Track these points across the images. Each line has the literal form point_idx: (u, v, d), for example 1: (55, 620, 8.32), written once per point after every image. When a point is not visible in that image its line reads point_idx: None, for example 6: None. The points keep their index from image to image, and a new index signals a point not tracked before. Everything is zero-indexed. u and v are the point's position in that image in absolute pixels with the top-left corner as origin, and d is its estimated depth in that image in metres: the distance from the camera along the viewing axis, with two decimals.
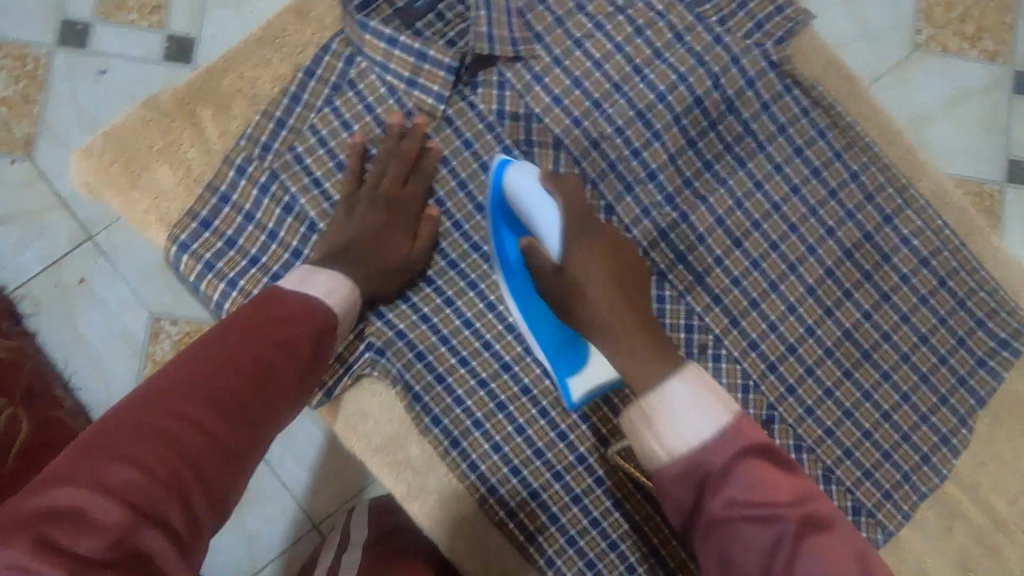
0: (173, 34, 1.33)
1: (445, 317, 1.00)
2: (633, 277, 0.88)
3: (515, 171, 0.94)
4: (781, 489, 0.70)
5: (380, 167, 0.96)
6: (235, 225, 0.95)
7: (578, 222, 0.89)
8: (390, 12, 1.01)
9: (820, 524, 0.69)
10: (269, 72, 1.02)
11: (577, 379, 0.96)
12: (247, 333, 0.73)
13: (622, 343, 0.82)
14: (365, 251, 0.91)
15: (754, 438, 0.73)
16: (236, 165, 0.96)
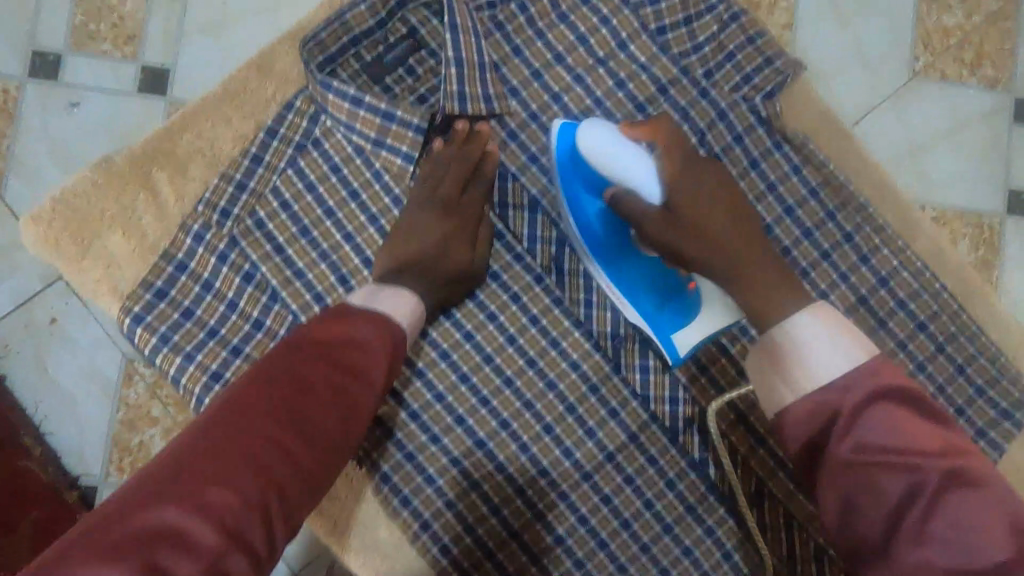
0: (150, 65, 0.96)
1: (416, 428, 0.71)
2: (730, 202, 0.63)
3: (587, 131, 0.65)
4: (852, 368, 0.51)
5: (444, 168, 0.70)
6: (193, 293, 0.69)
7: (668, 160, 0.64)
8: (354, 66, 0.72)
9: (910, 425, 0.48)
10: (218, 107, 0.72)
11: (687, 331, 0.68)
12: (301, 344, 0.56)
13: (722, 270, 0.60)
14: (426, 268, 0.67)
15: (851, 341, 0.53)
16: (194, 230, 0.69)
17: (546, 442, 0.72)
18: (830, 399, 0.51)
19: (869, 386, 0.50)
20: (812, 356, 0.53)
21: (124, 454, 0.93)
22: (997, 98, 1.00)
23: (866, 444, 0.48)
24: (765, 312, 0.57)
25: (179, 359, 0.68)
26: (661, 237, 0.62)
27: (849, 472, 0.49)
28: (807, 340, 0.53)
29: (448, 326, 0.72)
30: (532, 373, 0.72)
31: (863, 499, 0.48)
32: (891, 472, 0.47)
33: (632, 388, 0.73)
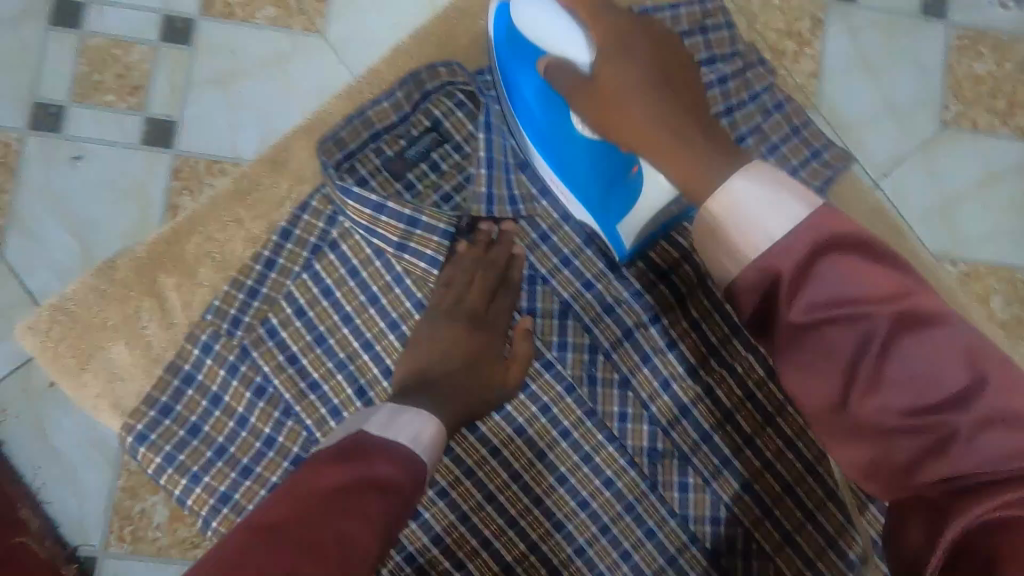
0: (157, 119, 0.82)
1: (439, 554, 0.66)
2: (670, 68, 0.53)
3: (524, 7, 0.59)
4: (799, 225, 0.39)
5: (468, 277, 0.66)
6: (201, 408, 0.64)
7: (604, 36, 0.55)
8: (374, 161, 0.67)
9: (858, 271, 0.37)
10: (230, 207, 0.68)
11: (631, 221, 0.65)
12: (310, 489, 0.50)
13: (654, 148, 0.50)
14: (448, 391, 0.62)
15: (794, 195, 0.40)
16: (203, 341, 0.65)
17: (578, 565, 0.67)
18: (771, 261, 0.39)
19: (810, 243, 0.38)
20: (765, 222, 0.40)
21: (125, 523, 0.80)
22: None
23: (817, 304, 0.38)
24: (695, 190, 0.46)
25: (185, 480, 0.63)
26: (594, 106, 0.55)
27: (804, 332, 0.39)
28: (754, 212, 0.40)
29: (474, 442, 0.67)
30: (562, 491, 0.67)
31: (817, 360, 0.39)
32: (845, 329, 0.37)
33: (670, 507, 0.68)
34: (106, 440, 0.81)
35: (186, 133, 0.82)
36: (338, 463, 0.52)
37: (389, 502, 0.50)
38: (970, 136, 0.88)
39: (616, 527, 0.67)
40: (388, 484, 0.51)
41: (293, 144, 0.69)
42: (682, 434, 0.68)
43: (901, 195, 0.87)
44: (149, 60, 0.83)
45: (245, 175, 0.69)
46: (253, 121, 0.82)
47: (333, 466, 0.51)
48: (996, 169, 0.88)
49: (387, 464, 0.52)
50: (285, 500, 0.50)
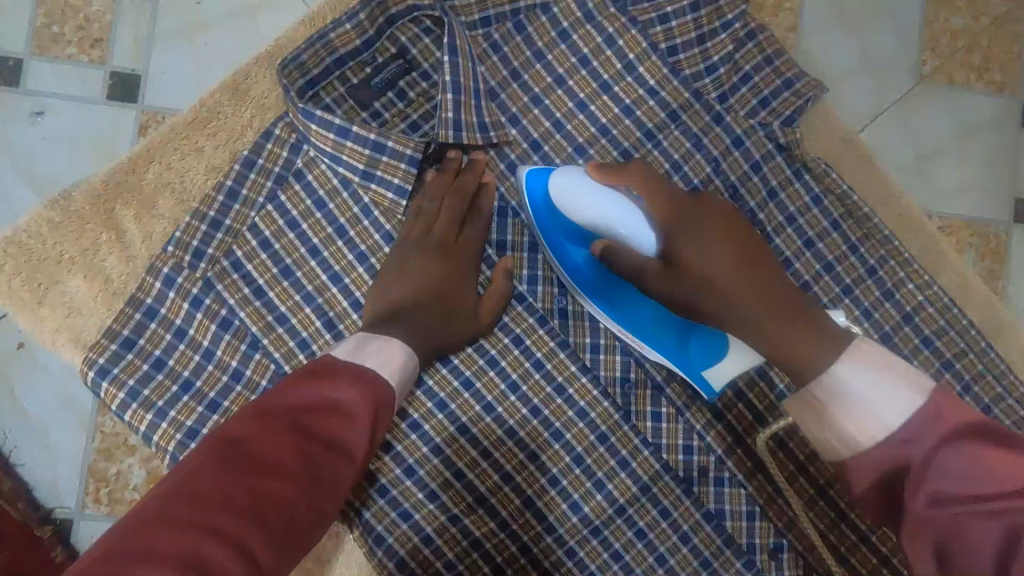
0: (121, 72, 0.79)
1: (412, 486, 0.65)
2: (743, 247, 0.57)
3: (563, 183, 0.61)
4: (920, 412, 0.45)
5: (435, 205, 0.65)
6: (165, 341, 0.63)
7: (656, 202, 0.58)
8: (339, 89, 0.65)
9: (993, 459, 0.43)
10: (190, 136, 0.66)
11: (718, 367, 0.62)
12: (279, 410, 0.50)
13: (757, 328, 0.54)
14: (420, 324, 0.61)
15: (903, 381, 0.47)
16: (164, 273, 0.63)
17: (553, 495, 0.67)
18: (898, 448, 0.46)
19: (942, 433, 0.45)
20: (880, 416, 0.46)
21: (101, 485, 0.78)
22: (1004, 103, 0.88)
23: (942, 495, 0.43)
24: (802, 376, 0.51)
25: (150, 415, 0.62)
26: (672, 293, 0.57)
27: (937, 525, 0.44)
28: (862, 393, 0.47)
29: (445, 374, 0.66)
30: (536, 423, 0.67)
31: (961, 548, 0.43)
32: (987, 522, 0.42)
33: (644, 437, 0.68)
34: (78, 403, 0.78)
35: (151, 89, 0.79)
36: (299, 385, 0.52)
37: (354, 430, 0.51)
38: (945, 91, 0.88)
39: (591, 458, 0.67)
40: (354, 413, 0.51)
41: (254, 71, 0.68)
42: (655, 364, 0.69)
43: (880, 133, 0.87)
44: (110, 13, 0.79)
45: (204, 104, 0.67)
46: (217, 64, 0.79)
47: (294, 387, 0.52)
48: (967, 120, 0.88)
49: (347, 388, 0.52)
50: (249, 413, 0.51)
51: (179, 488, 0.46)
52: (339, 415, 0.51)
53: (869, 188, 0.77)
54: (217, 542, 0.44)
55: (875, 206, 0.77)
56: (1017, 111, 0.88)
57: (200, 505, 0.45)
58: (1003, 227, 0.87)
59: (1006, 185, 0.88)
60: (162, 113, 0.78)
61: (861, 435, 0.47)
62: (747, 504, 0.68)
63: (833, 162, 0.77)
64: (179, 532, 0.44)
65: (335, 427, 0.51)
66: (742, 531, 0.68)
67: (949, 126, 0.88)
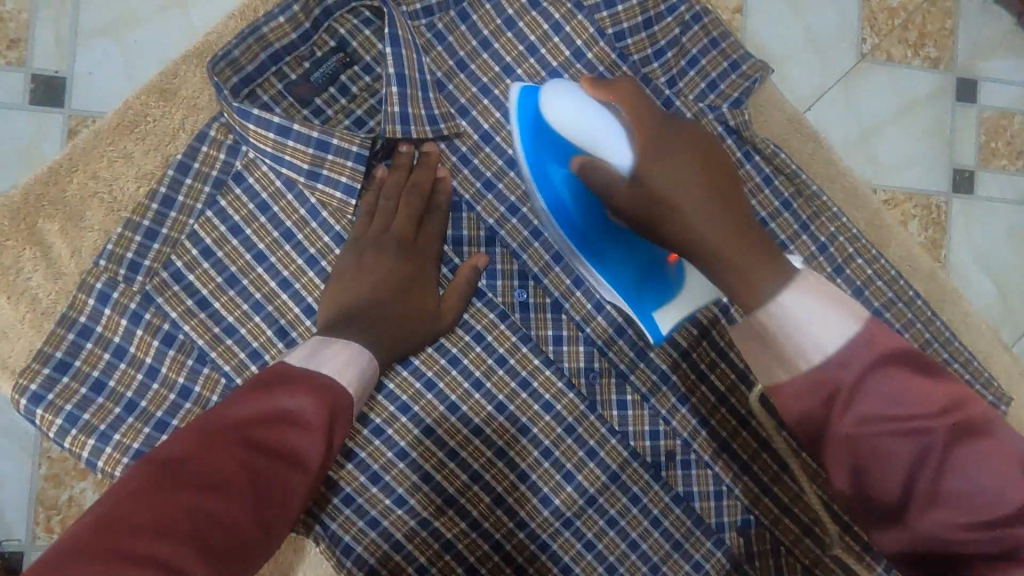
0: (43, 75, 0.73)
1: (379, 492, 0.64)
2: (713, 171, 0.52)
3: (556, 90, 0.60)
4: (854, 337, 0.41)
5: (392, 203, 0.64)
6: (104, 361, 0.59)
7: (637, 118, 0.56)
8: (277, 86, 0.62)
9: (916, 386, 0.41)
10: (115, 141, 0.62)
11: (668, 309, 0.61)
12: (226, 424, 0.48)
13: (696, 237, 0.49)
14: (378, 323, 0.59)
15: (843, 310, 0.42)
16: (98, 289, 0.59)
17: (523, 491, 0.66)
18: (824, 371, 0.41)
19: (874, 351, 0.41)
20: (815, 334, 0.42)
21: (52, 517, 0.74)
22: (939, 77, 0.91)
23: (871, 416, 0.40)
24: (745, 296, 0.45)
25: (93, 440, 0.58)
26: (641, 212, 0.52)
27: (857, 445, 0.41)
28: (806, 326, 0.42)
29: (407, 376, 0.65)
30: (502, 419, 0.66)
31: (879, 467, 0.41)
32: (897, 437, 0.40)
33: (610, 425, 0.68)
34: (22, 432, 0.74)
35: (77, 91, 0.73)
36: (247, 396, 0.50)
37: (308, 440, 0.49)
38: (885, 67, 0.90)
39: (559, 449, 0.67)
40: (305, 419, 0.49)
41: (182, 69, 0.64)
42: (618, 353, 0.68)
43: (827, 112, 0.89)
44: (26, 10, 0.73)
45: (131, 107, 0.63)
46: (147, 62, 0.74)
47: (243, 399, 0.49)
48: (907, 96, 0.90)
49: (301, 397, 0.50)
50: (193, 429, 0.48)
51: (113, 511, 0.43)
52: (289, 424, 0.49)
53: (817, 161, 0.79)
54: (149, 568, 0.41)
55: (821, 183, 0.79)
56: (953, 86, 0.91)
57: (135, 530, 0.42)
58: (945, 197, 0.90)
59: (944, 157, 0.90)
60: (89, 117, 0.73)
61: (801, 351, 0.42)
62: (714, 484, 0.69)
63: (780, 141, 0.78)
64: (104, 560, 0.40)
65: (287, 438, 0.49)
66: (712, 510, 0.69)
67: (891, 101, 0.90)
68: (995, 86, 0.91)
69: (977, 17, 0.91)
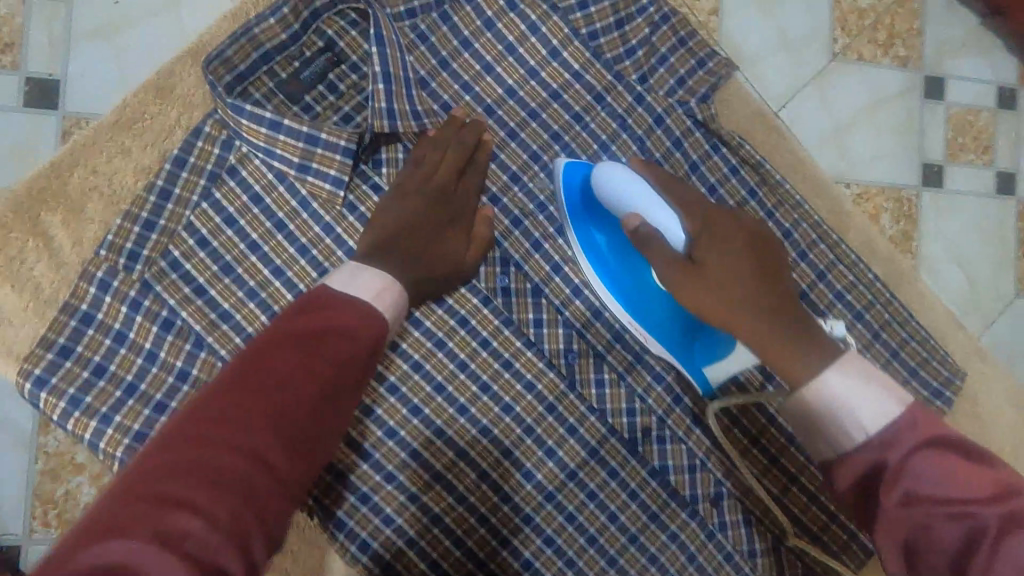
0: (37, 77, 0.76)
1: (369, 469, 0.67)
2: (764, 265, 0.61)
3: (606, 171, 0.65)
4: (896, 419, 0.50)
5: (439, 154, 0.68)
6: (105, 347, 0.62)
7: (689, 216, 0.63)
8: (268, 84, 0.65)
9: (962, 471, 0.48)
10: (114, 138, 0.65)
11: (717, 367, 0.68)
12: (286, 336, 0.53)
13: (749, 325, 0.58)
14: (411, 257, 0.63)
15: (882, 388, 0.51)
16: (98, 278, 0.62)
17: (507, 466, 0.70)
18: (873, 449, 0.50)
19: (918, 438, 0.49)
20: (857, 415, 0.50)
21: (51, 507, 0.76)
22: (907, 75, 0.95)
23: (913, 494, 0.48)
24: (790, 371, 0.54)
25: (95, 421, 0.61)
26: (684, 288, 0.60)
27: (905, 523, 0.49)
28: (843, 395, 0.51)
29: (395, 359, 0.68)
30: (486, 399, 0.70)
31: (927, 548, 0.48)
32: (948, 520, 0.47)
33: (589, 404, 0.71)
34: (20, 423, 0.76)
35: (72, 91, 0.76)
36: (301, 318, 0.54)
37: (354, 362, 0.54)
38: (858, 67, 0.94)
39: (541, 427, 0.71)
40: (353, 336, 0.55)
41: (176, 69, 0.67)
42: (596, 335, 0.72)
43: (801, 109, 0.93)
44: (19, 15, 0.76)
45: (128, 105, 0.66)
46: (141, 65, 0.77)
47: (300, 316, 0.54)
48: (879, 93, 0.95)
49: (350, 321, 0.55)
50: (261, 339, 0.54)
51: (203, 411, 0.50)
52: (340, 340, 0.54)
53: (784, 154, 0.83)
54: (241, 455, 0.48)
55: (789, 175, 0.83)
56: (921, 83, 0.96)
57: (222, 428, 0.49)
58: (913, 189, 0.95)
59: (914, 151, 0.95)
60: (85, 117, 0.76)
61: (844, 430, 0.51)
62: (688, 458, 0.73)
63: (748, 135, 0.82)
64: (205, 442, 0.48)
65: (337, 348, 0.54)
66: (686, 482, 0.73)
67: (864, 98, 0.95)
68: (959, 83, 0.97)
69: (947, 18, 0.96)
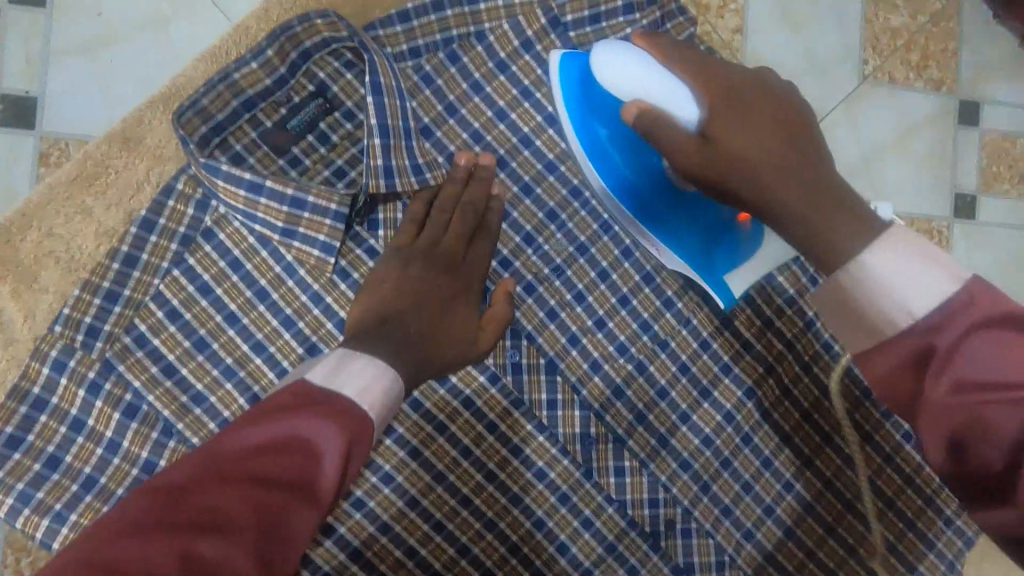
0: (13, 95, 0.68)
1: (359, 569, 0.60)
2: (789, 127, 0.50)
3: (601, 55, 0.55)
4: (943, 302, 0.37)
5: (446, 216, 0.60)
6: (60, 435, 0.55)
7: (707, 85, 0.52)
8: (251, 134, 0.58)
9: (1022, 354, 0.36)
10: (74, 195, 0.58)
11: (738, 274, 0.62)
12: (238, 448, 0.42)
13: (788, 202, 0.47)
14: (410, 335, 0.53)
15: (942, 270, 0.38)
16: (53, 357, 0.55)
17: (514, 565, 0.62)
18: (921, 337, 0.38)
19: (963, 319, 0.37)
20: (907, 300, 0.38)
21: None
22: (941, 99, 0.87)
23: (966, 383, 0.37)
24: (828, 263, 0.43)
25: (46, 521, 0.54)
26: (698, 170, 0.51)
27: (949, 412, 0.37)
28: (885, 276, 0.39)
29: (391, 445, 0.61)
30: (492, 488, 0.62)
31: (977, 439, 0.37)
32: (994, 409, 0.36)
33: (607, 493, 0.64)
34: None
35: (51, 113, 0.68)
36: (260, 421, 0.43)
37: (320, 472, 0.42)
38: (887, 90, 0.86)
39: (553, 519, 0.63)
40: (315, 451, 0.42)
41: (146, 116, 0.60)
42: (616, 416, 0.64)
43: (829, 142, 0.85)
44: None
45: (90, 157, 0.59)
46: (127, 84, 0.69)
47: (261, 421, 0.43)
48: (908, 117, 0.86)
49: (320, 423, 0.42)
50: (208, 447, 0.43)
51: (120, 540, 0.39)
52: (299, 455, 0.42)
53: None
54: None
55: None
56: (954, 107, 0.87)
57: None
58: (945, 222, 0.86)
59: (945, 180, 0.87)
60: (70, 142, 0.68)
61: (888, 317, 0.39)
62: (716, 554, 0.65)
63: None
64: None
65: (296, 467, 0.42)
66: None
67: (891, 123, 0.86)
68: (998, 108, 0.87)
69: (982, 38, 0.87)
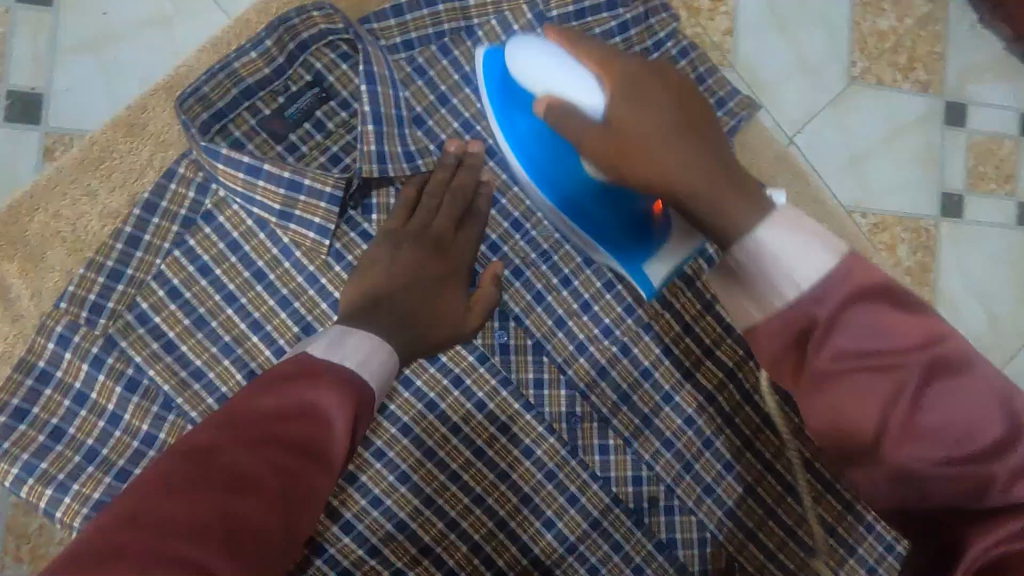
0: (16, 90, 0.70)
1: (351, 542, 0.62)
2: (691, 113, 0.50)
3: (517, 47, 0.56)
4: (827, 271, 0.38)
5: (435, 202, 0.62)
6: (64, 408, 0.57)
7: (611, 71, 0.52)
8: (250, 122, 0.60)
9: (894, 323, 0.37)
10: (81, 179, 0.61)
11: (658, 263, 0.60)
12: (248, 418, 0.44)
13: (692, 176, 0.46)
14: (402, 314, 0.55)
15: (814, 238, 0.39)
16: (58, 333, 0.57)
17: (501, 539, 0.64)
18: (803, 309, 0.38)
19: (845, 290, 0.38)
20: (788, 269, 0.39)
21: None
22: (928, 100, 0.89)
23: (845, 352, 0.37)
24: (722, 230, 0.43)
25: (50, 491, 0.56)
26: (608, 153, 0.51)
27: (825, 380, 0.38)
28: (774, 249, 0.40)
29: (382, 422, 0.63)
30: (480, 465, 0.64)
31: (850, 405, 0.38)
32: (874, 375, 0.37)
33: (592, 471, 0.66)
34: None
35: (54, 107, 0.71)
36: (271, 390, 0.45)
37: (331, 435, 0.44)
38: (874, 90, 0.88)
39: (539, 495, 0.65)
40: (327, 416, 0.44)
41: (150, 104, 0.62)
42: (601, 396, 0.67)
43: (815, 139, 0.87)
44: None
45: (96, 143, 0.62)
46: (130, 79, 0.71)
47: (267, 391, 0.45)
48: (895, 117, 0.89)
49: (327, 389, 0.45)
50: (218, 419, 0.44)
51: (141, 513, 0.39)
52: (311, 421, 0.44)
53: None
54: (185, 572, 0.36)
55: None
56: (942, 108, 0.89)
57: (166, 533, 0.38)
58: (930, 219, 0.89)
59: (932, 178, 0.89)
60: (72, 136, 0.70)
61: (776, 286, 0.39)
62: (698, 531, 0.67)
63: None
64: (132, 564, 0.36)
65: (309, 432, 0.43)
66: (696, 556, 0.67)
67: (879, 122, 0.89)
68: (984, 110, 0.90)
69: (969, 40, 0.90)
